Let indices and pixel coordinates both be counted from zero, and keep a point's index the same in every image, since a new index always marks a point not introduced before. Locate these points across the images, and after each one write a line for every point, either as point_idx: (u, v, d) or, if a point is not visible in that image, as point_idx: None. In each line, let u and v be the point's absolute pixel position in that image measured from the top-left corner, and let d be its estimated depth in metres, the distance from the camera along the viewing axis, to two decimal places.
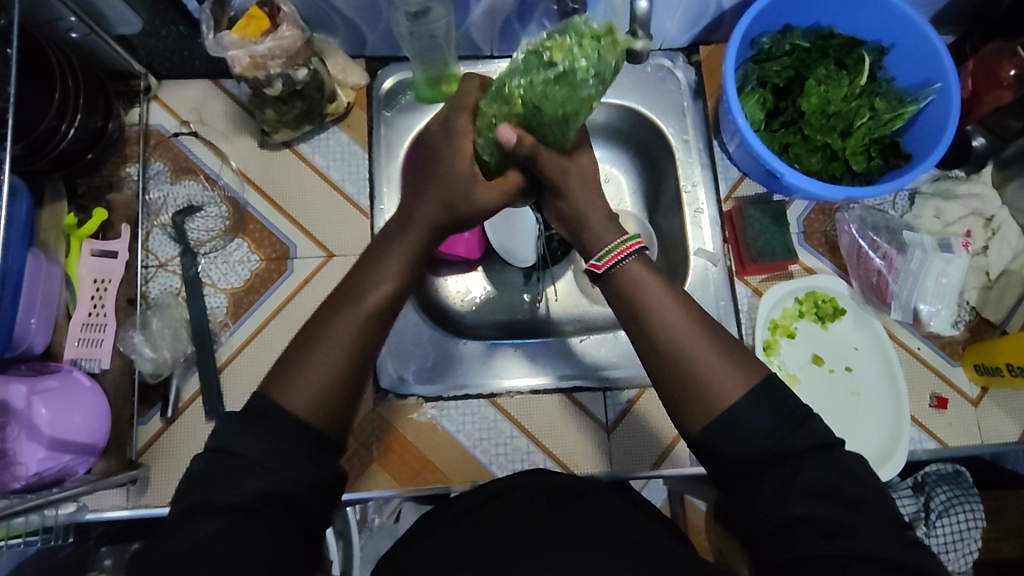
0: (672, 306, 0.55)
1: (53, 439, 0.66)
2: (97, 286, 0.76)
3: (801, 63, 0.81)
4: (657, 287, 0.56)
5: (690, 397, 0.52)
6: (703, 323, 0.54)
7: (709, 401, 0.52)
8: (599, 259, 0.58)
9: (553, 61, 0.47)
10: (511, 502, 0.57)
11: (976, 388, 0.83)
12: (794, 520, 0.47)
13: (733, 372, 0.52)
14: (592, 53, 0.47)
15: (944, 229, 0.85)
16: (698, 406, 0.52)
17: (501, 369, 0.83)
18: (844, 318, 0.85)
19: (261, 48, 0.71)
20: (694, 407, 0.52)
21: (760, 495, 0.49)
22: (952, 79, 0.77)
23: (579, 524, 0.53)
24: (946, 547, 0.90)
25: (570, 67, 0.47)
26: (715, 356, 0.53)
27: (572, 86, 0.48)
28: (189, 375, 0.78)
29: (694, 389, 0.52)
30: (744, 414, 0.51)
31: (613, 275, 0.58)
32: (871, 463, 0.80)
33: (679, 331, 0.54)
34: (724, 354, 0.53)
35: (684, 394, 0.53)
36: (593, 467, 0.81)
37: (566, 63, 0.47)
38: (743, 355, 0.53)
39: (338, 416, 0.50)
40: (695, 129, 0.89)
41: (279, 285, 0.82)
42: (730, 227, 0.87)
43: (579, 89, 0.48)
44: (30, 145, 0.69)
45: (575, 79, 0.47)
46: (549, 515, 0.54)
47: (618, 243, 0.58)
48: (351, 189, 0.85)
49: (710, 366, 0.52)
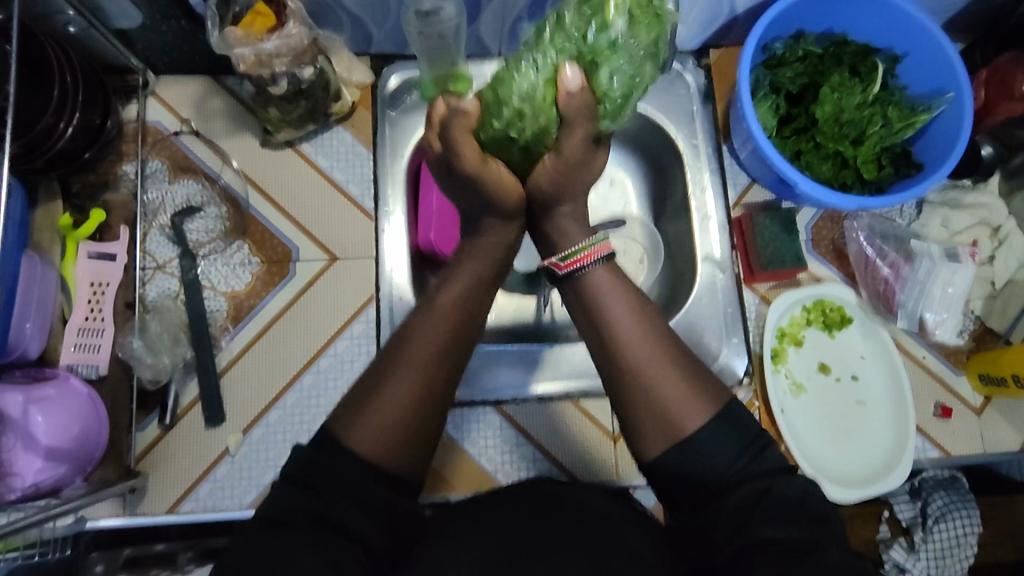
0: (633, 326, 0.57)
1: (50, 450, 0.65)
2: (94, 289, 0.74)
3: (814, 69, 0.81)
4: (620, 302, 0.58)
5: (656, 422, 0.54)
6: (662, 344, 0.57)
7: (667, 425, 0.54)
8: (562, 260, 0.60)
9: (608, 21, 0.46)
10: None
11: (980, 398, 0.84)
12: (755, 542, 0.47)
13: (691, 396, 0.54)
14: (642, 16, 0.46)
15: (950, 238, 0.85)
16: (655, 430, 0.54)
17: (506, 377, 0.81)
18: (851, 327, 0.85)
19: (266, 46, 0.69)
20: (651, 432, 0.54)
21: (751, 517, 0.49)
22: (965, 89, 0.76)
23: None
24: (943, 554, 0.90)
25: (621, 25, 0.46)
26: (674, 378, 0.55)
27: (615, 47, 0.47)
28: (189, 381, 0.76)
29: (650, 413, 0.54)
30: (727, 433, 0.54)
31: (582, 281, 0.60)
32: (872, 476, 0.80)
33: (637, 347, 0.56)
34: (685, 377, 0.55)
35: (642, 419, 0.55)
36: (598, 477, 0.81)
37: (622, 23, 0.46)
38: (701, 379, 0.56)
39: (364, 433, 0.51)
40: (705, 133, 0.87)
41: (282, 288, 0.80)
42: (739, 234, 0.86)
43: (624, 52, 0.47)
44: (27, 144, 0.66)
45: (626, 38, 0.47)
46: None
47: (583, 246, 0.60)
48: (355, 191, 0.83)
49: (668, 389, 0.55)
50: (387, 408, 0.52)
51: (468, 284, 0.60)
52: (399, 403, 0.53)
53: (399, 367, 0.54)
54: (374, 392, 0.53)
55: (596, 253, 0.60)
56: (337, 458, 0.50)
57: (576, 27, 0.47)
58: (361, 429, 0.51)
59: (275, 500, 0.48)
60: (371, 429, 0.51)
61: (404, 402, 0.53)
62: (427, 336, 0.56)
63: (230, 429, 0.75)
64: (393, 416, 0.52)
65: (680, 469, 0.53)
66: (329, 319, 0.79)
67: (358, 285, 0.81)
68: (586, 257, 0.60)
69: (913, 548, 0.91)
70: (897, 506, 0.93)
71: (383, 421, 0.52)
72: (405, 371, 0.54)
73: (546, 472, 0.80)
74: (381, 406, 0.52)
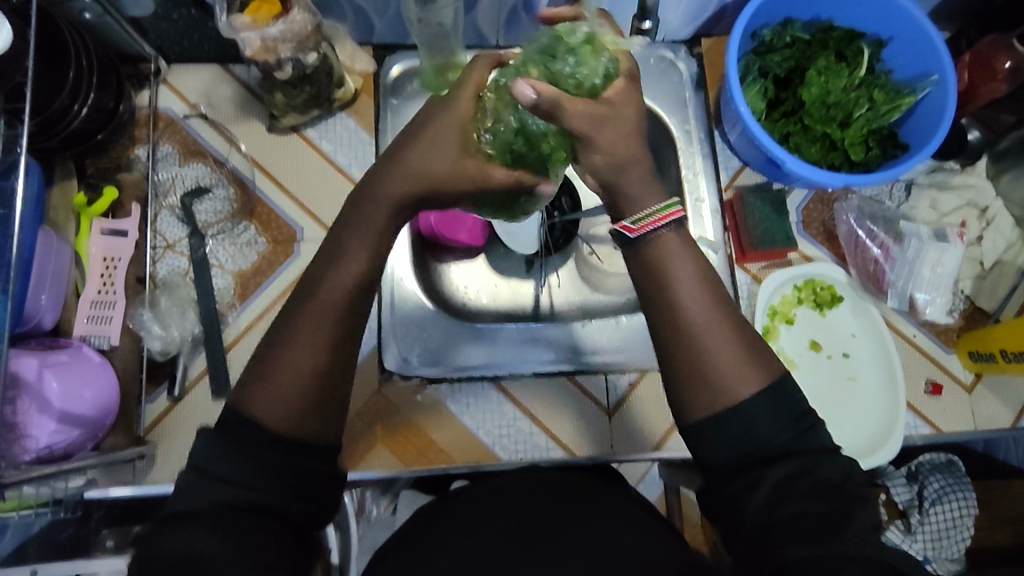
0: (694, 289, 0.52)
1: (64, 413, 0.67)
2: (106, 264, 0.77)
3: (802, 54, 0.83)
4: (681, 267, 0.53)
5: (703, 385, 0.50)
6: (725, 313, 0.52)
7: (718, 392, 0.50)
8: (633, 222, 0.53)
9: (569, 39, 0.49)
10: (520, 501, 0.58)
11: (970, 375, 0.85)
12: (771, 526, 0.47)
13: (746, 364, 0.51)
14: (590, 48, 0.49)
15: (939, 219, 0.87)
16: (702, 395, 0.50)
17: (504, 354, 0.84)
18: (842, 305, 0.87)
19: (272, 32, 0.72)
20: (701, 396, 0.50)
21: (733, 487, 0.49)
22: (949, 71, 0.78)
23: (573, 526, 0.54)
24: (940, 534, 0.90)
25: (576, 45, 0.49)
26: (731, 345, 0.51)
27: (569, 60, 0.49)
28: (197, 354, 0.79)
29: (700, 374, 0.50)
30: (771, 413, 0.49)
31: (650, 247, 0.53)
32: (862, 451, 0.81)
33: (693, 315, 0.51)
34: (741, 347, 0.51)
35: (691, 382, 0.51)
36: (594, 450, 0.83)
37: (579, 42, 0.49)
38: (755, 350, 0.52)
39: (274, 401, 0.48)
40: (697, 119, 0.91)
41: (286, 267, 0.83)
42: (731, 215, 0.88)
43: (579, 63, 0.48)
44: (42, 124, 0.70)
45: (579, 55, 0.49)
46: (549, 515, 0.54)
47: (656, 210, 0.53)
48: (357, 174, 0.86)
49: (725, 355, 0.51)
50: (293, 384, 0.48)
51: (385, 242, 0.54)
52: (306, 365, 0.49)
53: (297, 326, 0.50)
54: (282, 360, 0.49)
55: (669, 217, 0.53)
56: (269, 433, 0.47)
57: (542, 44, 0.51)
58: (274, 394, 0.48)
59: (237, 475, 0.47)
60: (283, 394, 0.48)
61: (309, 361, 0.49)
62: (330, 300, 0.51)
63: None
64: (298, 386, 0.48)
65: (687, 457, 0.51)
66: None
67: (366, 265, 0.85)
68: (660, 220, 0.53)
69: (909, 530, 0.91)
70: (893, 488, 0.92)
71: (298, 389, 0.48)
72: (322, 337, 0.50)
73: (542, 446, 0.82)
74: (288, 373, 0.49)
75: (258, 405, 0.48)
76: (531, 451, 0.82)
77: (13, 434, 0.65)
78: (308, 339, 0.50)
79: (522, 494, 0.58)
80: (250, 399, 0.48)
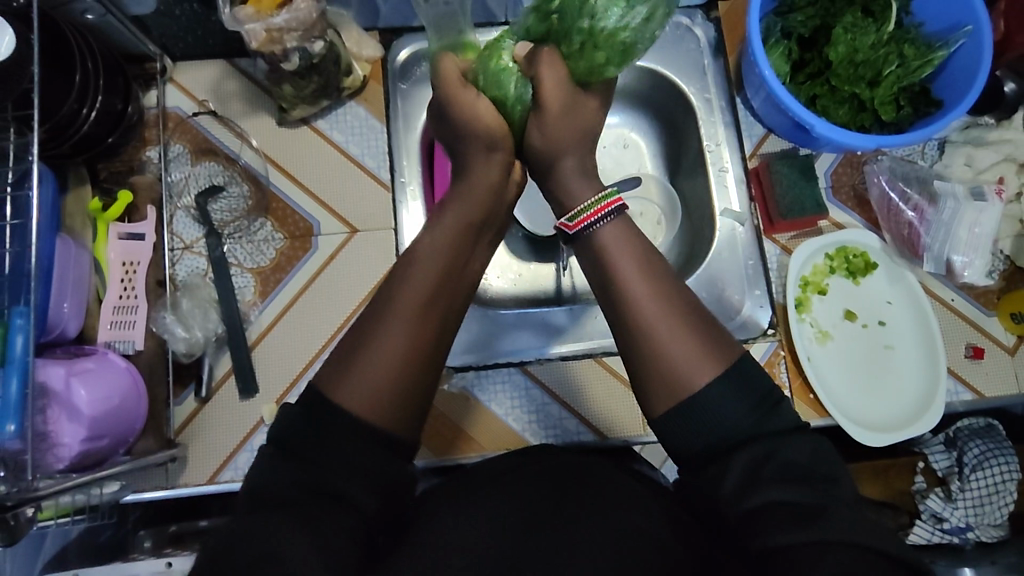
0: (637, 284, 0.54)
1: (93, 421, 0.66)
2: (126, 268, 0.77)
3: (825, 12, 0.79)
4: (626, 260, 0.55)
5: (656, 378, 0.52)
6: (673, 304, 0.54)
7: (670, 381, 0.51)
8: (570, 220, 0.58)
9: (604, 27, 0.52)
10: (545, 471, 0.55)
11: (1012, 338, 0.82)
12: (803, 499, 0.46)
13: (701, 353, 0.52)
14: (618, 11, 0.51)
15: (975, 177, 0.83)
16: (661, 389, 0.52)
17: (525, 340, 0.83)
18: (876, 273, 0.84)
19: (278, 22, 0.70)
20: (655, 386, 0.52)
21: (778, 464, 0.48)
22: (984, 21, 0.74)
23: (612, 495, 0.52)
24: (981, 501, 0.86)
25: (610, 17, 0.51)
26: (682, 339, 0.52)
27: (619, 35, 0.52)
28: (221, 355, 0.78)
29: (656, 370, 0.52)
30: None
31: (592, 237, 0.57)
32: (901, 420, 0.79)
33: (644, 309, 0.53)
34: (694, 336, 0.52)
35: (648, 372, 0.52)
36: (627, 432, 0.81)
37: (608, 25, 0.52)
38: (708, 334, 0.53)
39: (353, 389, 0.50)
40: (717, 86, 0.87)
41: (305, 263, 0.82)
42: (757, 184, 0.86)
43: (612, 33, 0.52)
44: (53, 129, 0.69)
45: (601, 13, 0.51)
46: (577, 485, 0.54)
47: (593, 203, 0.58)
48: (371, 164, 0.84)
49: (674, 343, 0.52)
50: (361, 391, 0.50)
51: (456, 244, 0.59)
52: (375, 361, 0.51)
53: (373, 338, 0.52)
54: (360, 356, 0.52)
55: (607, 209, 0.58)
56: (325, 413, 0.49)
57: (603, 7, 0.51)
58: (348, 390, 0.50)
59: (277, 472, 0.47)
60: (361, 379, 0.50)
61: (373, 356, 0.51)
62: (398, 319, 0.53)
63: (264, 400, 0.77)
64: (366, 399, 0.50)
65: (692, 445, 0.51)
66: (352, 289, 0.81)
67: (380, 253, 0.82)
68: (596, 213, 0.57)
69: (950, 497, 0.87)
70: (932, 456, 0.88)
71: (373, 377, 0.51)
72: (388, 336, 0.52)
73: (574, 430, 0.81)
74: (367, 362, 0.51)
75: (329, 396, 0.50)
76: (562, 435, 0.81)
77: (45, 444, 0.65)
78: (384, 358, 0.52)
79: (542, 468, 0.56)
80: (331, 392, 0.50)
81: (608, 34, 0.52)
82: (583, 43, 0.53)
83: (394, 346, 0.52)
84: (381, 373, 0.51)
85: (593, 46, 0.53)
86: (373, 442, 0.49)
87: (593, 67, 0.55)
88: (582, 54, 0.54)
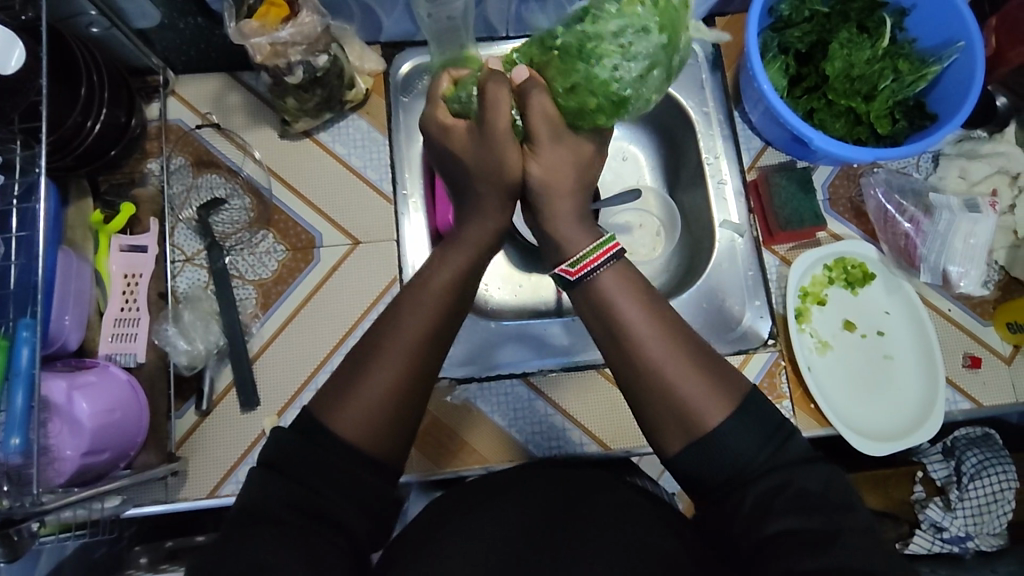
0: (649, 326, 0.52)
1: (94, 435, 0.66)
2: (127, 281, 0.77)
3: (821, 28, 0.81)
4: (632, 305, 0.53)
5: (669, 414, 0.51)
6: (682, 338, 0.53)
7: (684, 418, 0.51)
8: (571, 266, 0.55)
9: (599, 74, 0.51)
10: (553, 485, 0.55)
11: (1009, 347, 0.83)
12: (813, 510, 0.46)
13: (715, 390, 0.51)
14: (617, 59, 0.50)
15: (969, 188, 0.85)
16: (671, 424, 0.51)
17: (526, 354, 0.83)
18: (874, 283, 0.85)
19: (282, 35, 0.71)
20: (668, 422, 0.51)
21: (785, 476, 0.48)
22: (976, 37, 0.76)
23: (619, 508, 0.53)
24: (980, 510, 0.85)
25: (609, 62, 0.51)
26: (695, 376, 0.51)
27: (613, 82, 0.51)
28: (223, 367, 0.78)
29: (669, 407, 0.51)
30: None
31: (595, 281, 0.54)
32: (902, 431, 0.79)
33: (654, 345, 0.52)
34: (705, 371, 0.52)
35: (658, 407, 0.51)
36: (630, 444, 0.81)
37: (604, 74, 0.51)
38: (717, 368, 0.52)
39: (345, 421, 0.49)
40: (715, 100, 0.88)
41: (306, 275, 0.82)
42: (756, 197, 0.87)
43: (607, 81, 0.51)
44: (57, 142, 0.69)
45: (597, 56, 0.51)
46: (584, 498, 0.54)
47: (591, 249, 0.55)
48: (373, 176, 0.84)
49: (687, 380, 0.51)
50: (351, 424, 0.49)
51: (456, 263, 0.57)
52: (367, 395, 0.50)
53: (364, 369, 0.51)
54: (348, 390, 0.50)
55: (607, 253, 0.55)
56: (321, 433, 0.49)
57: (601, 52, 0.50)
58: (340, 422, 0.49)
59: (288, 486, 0.47)
60: (354, 414, 0.49)
61: (366, 391, 0.50)
62: (387, 355, 0.51)
63: (266, 412, 0.77)
64: (356, 431, 0.49)
65: (694, 467, 0.51)
66: (357, 300, 0.81)
67: (381, 264, 0.82)
68: (596, 259, 0.54)
69: (949, 506, 0.87)
70: (929, 466, 0.89)
71: (362, 410, 0.49)
72: (378, 367, 0.50)
73: (578, 442, 0.81)
74: (358, 397, 0.50)
75: (322, 427, 0.49)
76: (566, 447, 0.81)
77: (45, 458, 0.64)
78: (378, 393, 0.50)
79: (549, 482, 0.56)
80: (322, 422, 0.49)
81: (602, 80, 0.51)
82: (574, 85, 0.52)
83: (386, 381, 0.50)
84: (367, 407, 0.49)
85: (588, 91, 0.52)
86: (378, 460, 0.49)
87: (583, 109, 0.52)
88: (574, 96, 0.52)
